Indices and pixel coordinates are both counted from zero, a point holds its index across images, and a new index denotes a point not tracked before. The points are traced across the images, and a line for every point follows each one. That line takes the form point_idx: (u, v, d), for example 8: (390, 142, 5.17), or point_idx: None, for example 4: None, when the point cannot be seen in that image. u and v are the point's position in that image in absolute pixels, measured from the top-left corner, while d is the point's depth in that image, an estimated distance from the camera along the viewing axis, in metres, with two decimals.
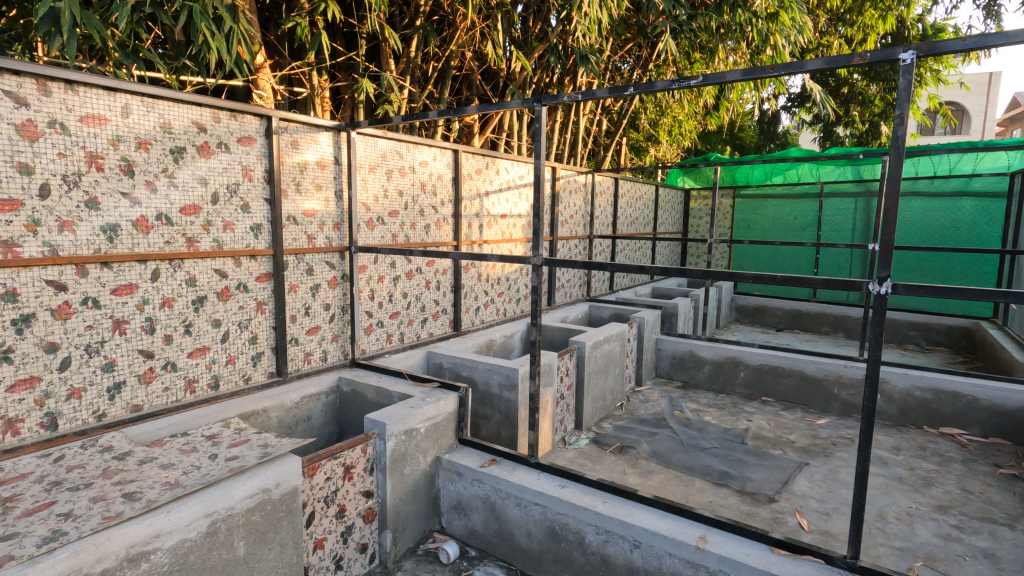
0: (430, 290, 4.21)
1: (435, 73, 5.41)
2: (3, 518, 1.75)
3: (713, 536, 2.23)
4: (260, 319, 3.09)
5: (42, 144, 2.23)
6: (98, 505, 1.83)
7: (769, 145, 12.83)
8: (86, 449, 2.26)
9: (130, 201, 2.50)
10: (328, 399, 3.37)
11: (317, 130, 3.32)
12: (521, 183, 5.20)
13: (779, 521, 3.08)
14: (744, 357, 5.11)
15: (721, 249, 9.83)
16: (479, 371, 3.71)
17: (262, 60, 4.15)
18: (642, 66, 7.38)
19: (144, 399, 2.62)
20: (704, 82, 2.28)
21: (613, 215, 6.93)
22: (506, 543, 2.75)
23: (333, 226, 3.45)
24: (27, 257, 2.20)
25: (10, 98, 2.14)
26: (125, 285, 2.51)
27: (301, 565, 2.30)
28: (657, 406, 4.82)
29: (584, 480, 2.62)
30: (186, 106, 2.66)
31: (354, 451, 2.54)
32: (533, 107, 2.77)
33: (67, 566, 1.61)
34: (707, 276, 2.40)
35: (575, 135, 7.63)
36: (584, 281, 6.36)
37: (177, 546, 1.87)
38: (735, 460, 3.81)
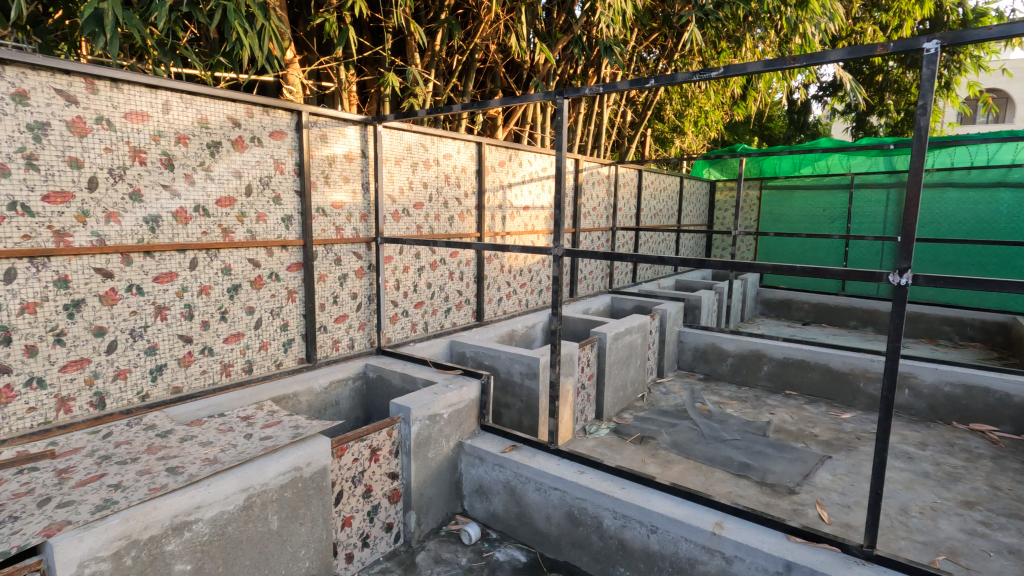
0: (453, 280, 4.29)
1: (459, 66, 5.47)
2: (60, 487, 1.90)
3: (729, 523, 2.27)
4: (291, 307, 3.21)
5: (90, 139, 2.36)
6: (144, 478, 1.96)
7: (799, 135, 12.55)
8: (131, 426, 2.41)
9: (170, 193, 2.63)
10: (355, 385, 3.49)
11: (345, 124, 3.41)
12: (544, 175, 5.23)
13: (799, 513, 3.09)
14: (767, 350, 5.07)
15: (747, 242, 9.70)
16: (501, 360, 3.79)
17: (292, 56, 4.27)
18: (668, 57, 7.32)
19: (183, 381, 2.76)
20: (726, 73, 2.29)
21: (636, 207, 6.91)
22: (526, 526, 2.83)
23: (360, 218, 3.55)
24: (77, 246, 2.35)
25: (61, 97, 2.27)
26: (166, 273, 2.65)
27: (330, 540, 2.41)
28: (678, 398, 4.83)
29: (603, 467, 2.67)
30: (221, 102, 2.78)
31: (380, 434, 2.64)
32: (555, 100, 2.81)
33: (118, 532, 1.74)
34: (728, 267, 2.42)
35: (599, 127, 7.61)
36: (606, 272, 6.38)
37: (216, 518, 1.99)
38: (756, 452, 3.81)
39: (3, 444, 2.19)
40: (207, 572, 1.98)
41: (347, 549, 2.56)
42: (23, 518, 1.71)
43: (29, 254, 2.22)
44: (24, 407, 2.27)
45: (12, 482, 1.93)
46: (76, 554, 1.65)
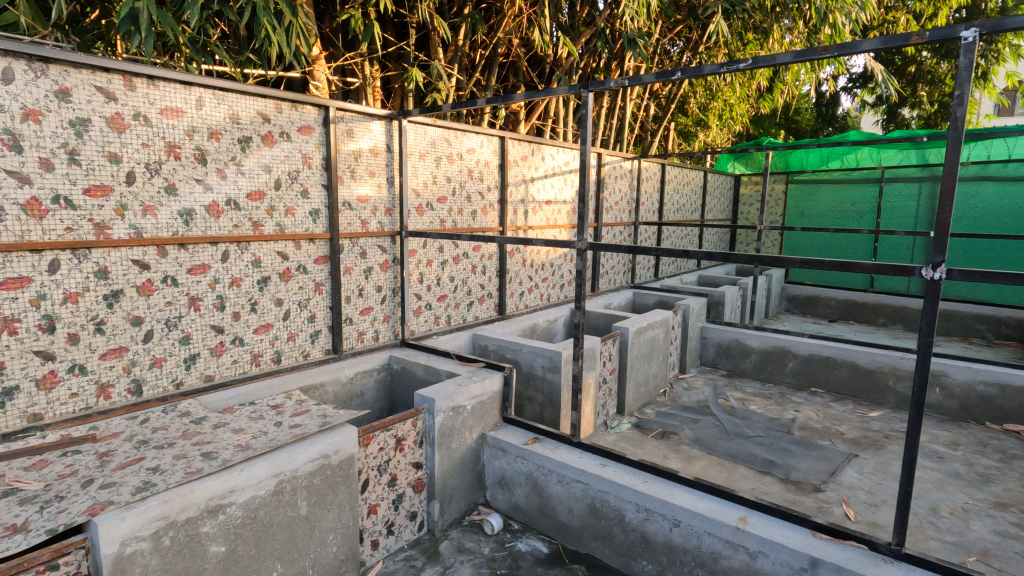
0: (476, 274, 4.33)
1: (482, 60, 5.48)
2: (102, 469, 1.98)
3: (753, 518, 2.26)
4: (318, 299, 3.27)
5: (128, 135, 2.44)
6: (181, 462, 2.03)
7: (827, 129, 12.29)
8: (167, 413, 2.49)
9: (203, 187, 2.70)
10: (380, 376, 3.54)
11: (370, 118, 3.45)
12: (567, 169, 5.23)
13: (824, 511, 3.06)
14: (793, 346, 5.00)
15: (772, 237, 9.56)
16: (523, 354, 3.81)
17: (318, 52, 4.33)
18: (692, 49, 7.24)
19: (215, 370, 2.84)
20: (755, 65, 2.26)
21: (659, 202, 6.85)
22: (548, 518, 2.85)
23: (384, 212, 3.60)
24: (116, 238, 2.43)
25: (101, 93, 2.35)
26: (199, 265, 2.72)
27: (356, 527, 2.47)
28: (701, 394, 4.80)
29: (625, 460, 2.68)
30: (252, 98, 2.84)
31: (405, 424, 2.68)
32: (580, 94, 2.80)
33: (157, 513, 1.81)
34: (753, 261, 2.41)
35: (621, 121, 7.56)
36: (629, 267, 6.34)
37: (249, 501, 2.05)
38: (780, 449, 3.77)
39: (48, 428, 2.29)
40: (240, 554, 2.04)
41: (372, 536, 2.61)
42: (68, 498, 1.79)
43: (71, 246, 2.31)
44: (67, 392, 2.36)
45: (57, 464, 2.02)
46: (119, 532, 1.72)
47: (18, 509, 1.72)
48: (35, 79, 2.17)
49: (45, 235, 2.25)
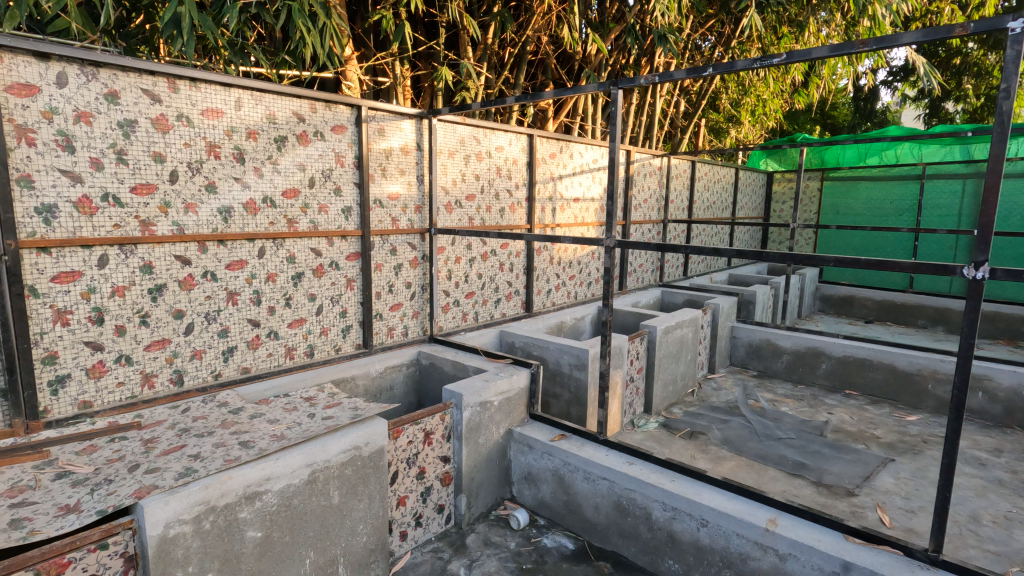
0: (503, 271, 4.36)
1: (511, 58, 5.50)
2: (147, 455, 2.07)
3: (783, 520, 2.23)
4: (349, 295, 3.34)
5: (172, 135, 2.54)
6: (220, 450, 2.11)
7: (865, 124, 11.89)
8: (206, 403, 2.59)
9: (241, 185, 2.79)
10: (409, 370, 3.60)
11: (401, 117, 3.51)
12: (595, 166, 5.21)
13: (857, 515, 2.99)
14: (827, 348, 4.88)
15: (806, 235, 9.33)
16: (550, 351, 3.82)
17: (350, 52, 4.43)
18: (724, 44, 7.13)
19: (252, 362, 2.94)
20: (789, 60, 2.22)
21: (689, 199, 6.76)
22: (574, 515, 2.86)
23: (414, 210, 3.65)
24: (160, 234, 2.53)
25: (147, 96, 2.45)
26: (237, 261, 2.81)
27: (386, 518, 2.53)
28: (730, 394, 4.73)
29: (652, 459, 2.67)
30: (287, 98, 2.91)
31: (433, 418, 2.73)
32: (609, 90, 2.77)
33: (198, 498, 1.88)
34: (785, 259, 2.38)
35: (651, 117, 7.48)
36: (657, 265, 6.28)
37: (284, 490, 2.12)
38: (812, 452, 3.70)
39: (97, 415, 2.40)
40: (275, 540, 2.11)
41: (401, 527, 2.67)
42: (116, 481, 1.88)
43: (119, 242, 2.42)
44: (114, 381, 2.48)
45: (106, 449, 2.12)
46: (163, 515, 1.80)
47: (71, 490, 1.83)
48: (87, 83, 2.29)
49: (95, 231, 2.36)
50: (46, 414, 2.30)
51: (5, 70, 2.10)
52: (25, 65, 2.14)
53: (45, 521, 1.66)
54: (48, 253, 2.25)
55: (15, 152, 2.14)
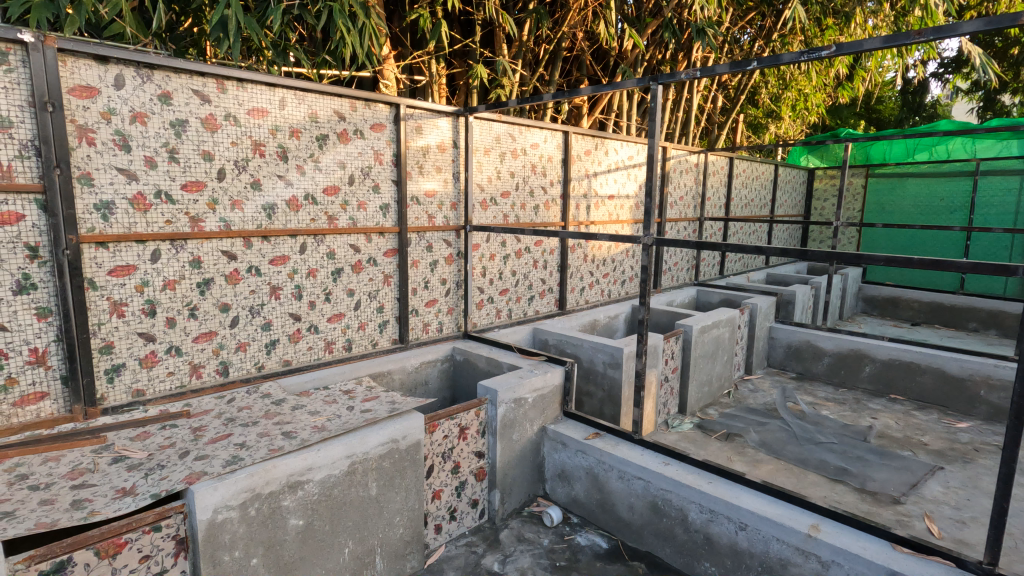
0: (537, 269, 4.36)
1: (546, 55, 5.49)
2: (196, 443, 2.15)
3: (826, 526, 2.17)
4: (387, 291, 3.40)
5: (220, 134, 2.62)
6: (264, 439, 2.18)
7: (913, 119, 11.16)
8: (250, 394, 2.67)
9: (284, 182, 2.86)
10: (443, 366, 3.64)
11: (438, 115, 3.54)
12: (631, 163, 5.15)
13: (903, 524, 2.88)
14: (871, 350, 4.71)
15: (849, 233, 8.97)
16: (584, 349, 3.81)
17: (387, 51, 4.49)
18: (765, 37, 6.95)
19: (293, 355, 3.01)
20: (838, 52, 2.14)
21: (726, 196, 6.61)
22: (607, 514, 2.84)
23: (450, 207, 3.69)
24: (208, 230, 2.62)
25: (197, 96, 2.54)
26: (280, 256, 2.89)
27: (422, 511, 2.56)
28: (768, 396, 4.62)
29: (689, 460, 2.63)
30: (329, 97, 2.98)
31: (468, 413, 2.76)
32: (648, 86, 2.72)
33: (244, 485, 1.95)
34: (832, 259, 2.30)
35: (687, 113, 7.36)
36: (693, 264, 6.17)
37: (325, 480, 2.17)
38: (855, 457, 3.58)
39: (149, 403, 2.51)
40: (316, 529, 2.17)
41: (436, 521, 2.70)
42: (168, 467, 1.97)
43: (170, 237, 2.52)
44: (165, 371, 2.59)
45: (158, 435, 2.21)
46: (212, 501, 1.87)
47: (127, 474, 1.92)
48: (142, 84, 2.38)
49: (149, 227, 2.47)
50: (103, 401, 2.42)
51: (68, 72, 2.20)
52: (86, 68, 2.24)
53: (103, 502, 1.74)
54: (106, 248, 2.36)
55: (76, 152, 2.25)
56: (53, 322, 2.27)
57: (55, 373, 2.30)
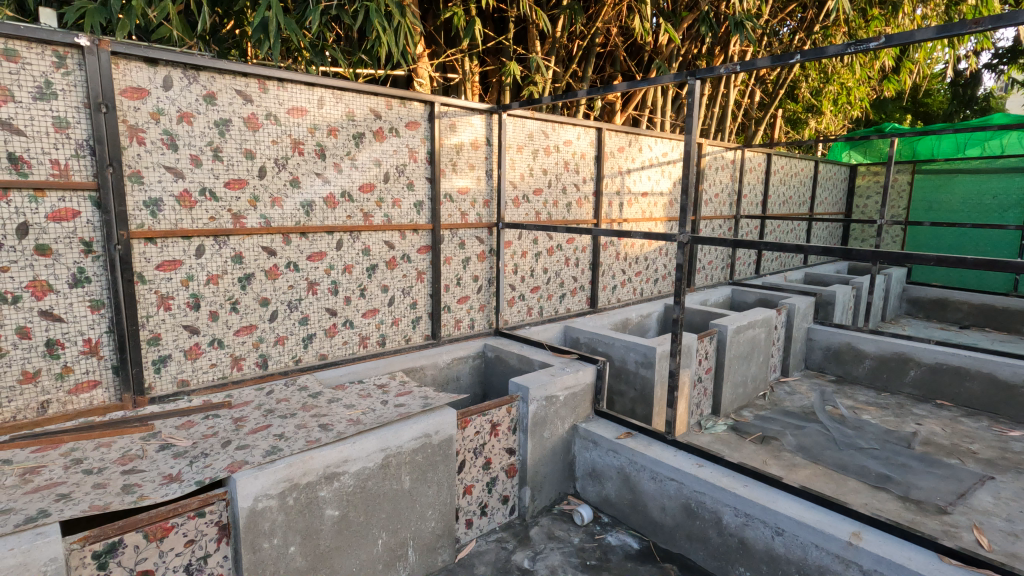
0: (569, 266, 4.34)
1: (579, 51, 5.47)
2: (237, 433, 2.22)
3: (868, 534, 2.10)
4: (420, 287, 3.44)
5: (261, 133, 2.69)
6: (301, 431, 2.24)
7: (964, 112, 10.63)
8: (288, 386, 2.75)
9: (322, 180, 2.92)
10: (474, 362, 3.66)
11: (472, 113, 3.55)
12: (665, 160, 5.08)
13: (951, 535, 2.77)
14: (916, 354, 4.53)
15: (893, 231, 8.62)
16: (616, 348, 3.78)
17: (421, 50, 4.54)
18: (806, 30, 6.75)
19: (328, 349, 3.08)
20: (887, 43, 2.05)
21: (763, 193, 6.45)
22: (639, 514, 2.81)
23: (483, 204, 3.71)
24: (249, 227, 2.70)
25: (240, 96, 2.61)
26: (317, 252, 2.95)
27: (453, 506, 2.59)
28: (805, 399, 4.50)
29: (724, 462, 2.58)
30: (365, 96, 3.02)
31: (500, 410, 2.77)
32: (685, 82, 2.67)
33: (283, 475, 2.00)
34: (877, 259, 2.22)
35: (723, 109, 7.20)
36: (728, 262, 6.04)
37: (360, 471, 2.21)
38: (898, 464, 3.46)
39: (193, 393, 2.60)
40: (351, 520, 2.21)
41: (467, 516, 2.72)
42: (211, 456, 2.04)
43: (214, 233, 2.60)
44: (208, 363, 2.67)
45: (201, 424, 2.29)
46: (253, 489, 1.93)
47: (173, 461, 1.99)
48: (189, 85, 2.46)
49: (194, 223, 2.55)
50: (151, 390, 2.52)
51: (120, 74, 2.29)
52: (137, 70, 2.33)
53: (152, 488, 1.81)
54: (154, 243, 2.46)
55: (128, 151, 2.34)
56: (105, 314, 2.38)
57: (106, 362, 2.41)
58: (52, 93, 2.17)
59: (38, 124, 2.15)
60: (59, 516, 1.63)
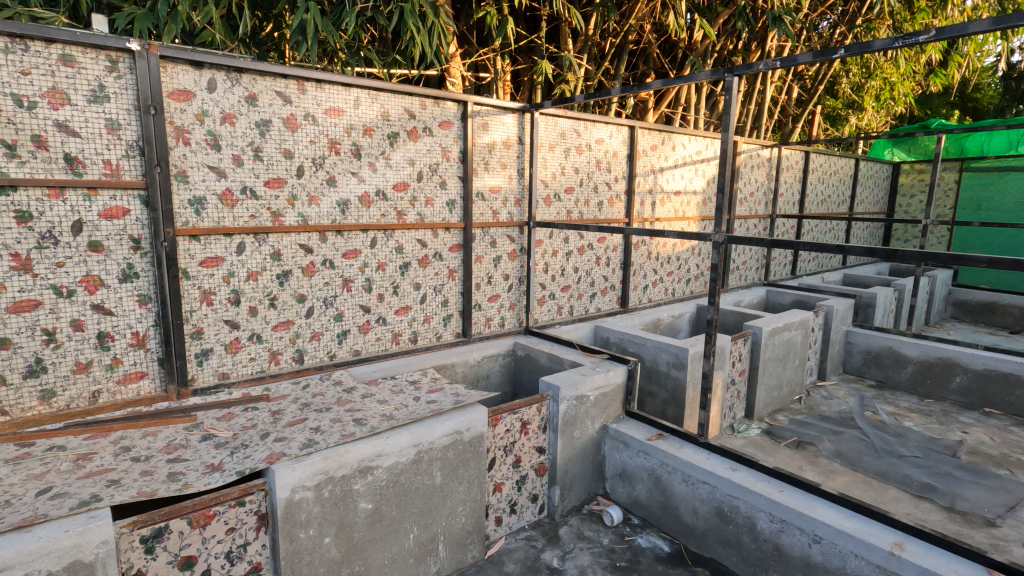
0: (600, 265, 4.32)
1: (612, 48, 5.42)
2: (275, 425, 2.29)
3: (911, 545, 2.03)
4: (451, 285, 3.47)
5: (299, 133, 2.75)
6: (337, 425, 2.29)
7: (1016, 106, 10.07)
8: (324, 381, 2.81)
9: (357, 179, 2.97)
10: (504, 361, 3.67)
11: (504, 112, 3.56)
12: (698, 158, 4.99)
13: (999, 549, 2.66)
14: (962, 359, 4.35)
15: (939, 232, 8.28)
16: (647, 348, 3.74)
17: (454, 50, 4.58)
18: (848, 23, 6.53)
19: (362, 345, 3.13)
20: (937, 37, 1.97)
21: (800, 192, 6.28)
22: (670, 517, 2.78)
23: (514, 203, 3.71)
24: (288, 224, 2.77)
25: (280, 97, 2.68)
26: (352, 250, 3.00)
27: (484, 503, 2.61)
28: (844, 404, 4.37)
29: (759, 467, 2.53)
30: (400, 96, 3.06)
31: (530, 409, 2.78)
32: (723, 79, 2.61)
33: (319, 468, 2.05)
34: (924, 259, 2.13)
35: (760, 106, 7.04)
36: (763, 263, 5.91)
37: (393, 466, 2.25)
38: (943, 473, 3.33)
39: (233, 386, 2.68)
40: (383, 513, 2.25)
41: (497, 513, 2.74)
42: (251, 447, 2.10)
43: (254, 231, 2.67)
44: (247, 357, 2.75)
45: (241, 416, 2.36)
46: (290, 480, 1.98)
47: (215, 451, 2.06)
48: (231, 87, 2.54)
49: (236, 221, 2.63)
50: (193, 382, 2.61)
51: (168, 77, 2.38)
52: (183, 73, 2.42)
53: (195, 476, 1.88)
54: (198, 240, 2.54)
55: (174, 151, 2.43)
56: (152, 308, 2.47)
57: (153, 355, 2.50)
58: (105, 95, 2.26)
59: (92, 125, 2.25)
60: (110, 501, 1.71)
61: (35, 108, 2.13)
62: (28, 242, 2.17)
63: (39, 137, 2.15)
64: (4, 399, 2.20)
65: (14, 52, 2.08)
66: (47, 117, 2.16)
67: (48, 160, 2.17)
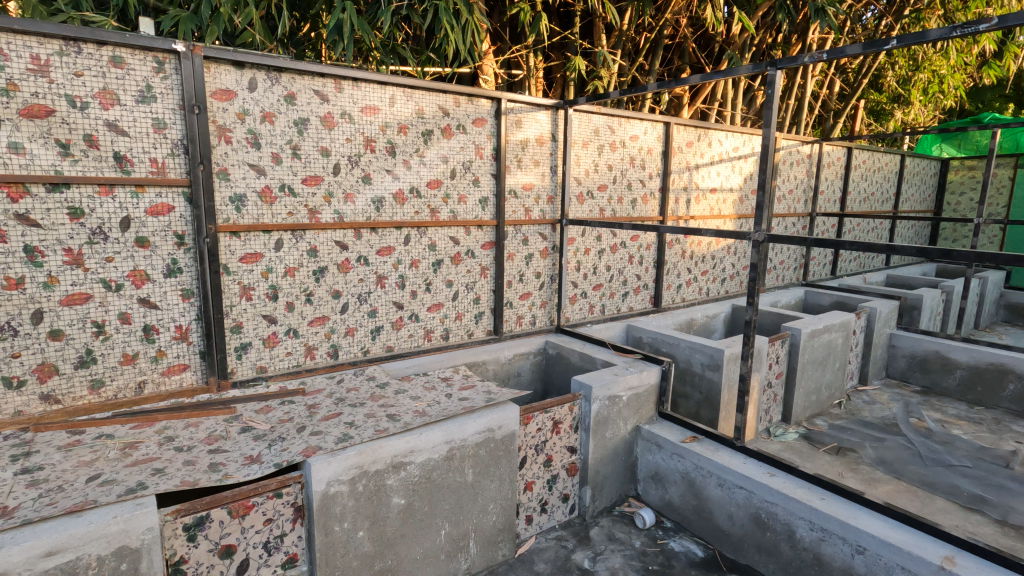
0: (633, 264, 4.26)
1: (646, 44, 5.34)
2: (311, 419, 2.32)
3: (963, 560, 1.94)
4: (483, 283, 3.47)
5: (336, 131, 2.79)
6: (371, 420, 2.31)
7: None
8: (357, 376, 2.85)
9: (392, 176, 2.99)
10: (535, 359, 3.66)
11: (538, 108, 3.53)
12: (736, 155, 4.87)
13: None
14: (1016, 366, 4.12)
15: (991, 231, 7.90)
16: (681, 348, 3.67)
17: (487, 47, 4.59)
18: (895, 13, 6.27)
19: (395, 341, 3.16)
20: (998, 25, 1.85)
21: (842, 189, 6.07)
22: (705, 521, 2.72)
23: (547, 200, 3.69)
24: (324, 221, 2.81)
25: (317, 96, 2.71)
26: (386, 247, 3.03)
27: (515, 502, 2.60)
28: (887, 410, 4.21)
29: (798, 473, 2.45)
30: (434, 94, 3.07)
31: (562, 408, 2.76)
32: (765, 73, 2.52)
33: (354, 462, 2.07)
34: (981, 260, 2.00)
35: (800, 100, 6.82)
36: (801, 262, 5.74)
37: (425, 462, 2.26)
38: (995, 485, 3.17)
39: (270, 379, 2.74)
40: (415, 509, 2.26)
41: (528, 511, 2.73)
42: (288, 440, 2.14)
43: (292, 228, 2.72)
44: (285, 351, 2.81)
45: (278, 409, 2.41)
46: (326, 474, 2.01)
47: (254, 443, 2.11)
48: (271, 87, 2.59)
49: (274, 218, 2.68)
50: (233, 375, 2.67)
51: (211, 77, 2.44)
52: (225, 73, 2.47)
53: (234, 467, 1.92)
54: (238, 237, 2.60)
55: (217, 150, 2.49)
56: (195, 303, 2.54)
57: (195, 347, 2.58)
58: (152, 96, 2.33)
59: (140, 125, 2.32)
60: (155, 489, 1.76)
61: (88, 108, 2.21)
62: (80, 238, 2.26)
63: (91, 137, 2.23)
64: (59, 388, 2.30)
65: (68, 54, 2.16)
66: (98, 117, 2.23)
67: (99, 158, 2.25)
